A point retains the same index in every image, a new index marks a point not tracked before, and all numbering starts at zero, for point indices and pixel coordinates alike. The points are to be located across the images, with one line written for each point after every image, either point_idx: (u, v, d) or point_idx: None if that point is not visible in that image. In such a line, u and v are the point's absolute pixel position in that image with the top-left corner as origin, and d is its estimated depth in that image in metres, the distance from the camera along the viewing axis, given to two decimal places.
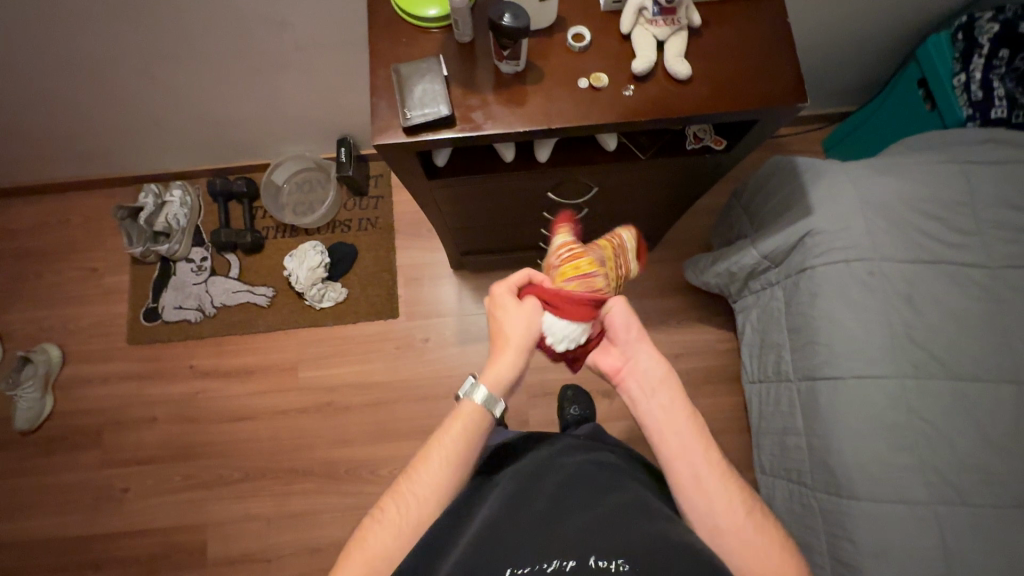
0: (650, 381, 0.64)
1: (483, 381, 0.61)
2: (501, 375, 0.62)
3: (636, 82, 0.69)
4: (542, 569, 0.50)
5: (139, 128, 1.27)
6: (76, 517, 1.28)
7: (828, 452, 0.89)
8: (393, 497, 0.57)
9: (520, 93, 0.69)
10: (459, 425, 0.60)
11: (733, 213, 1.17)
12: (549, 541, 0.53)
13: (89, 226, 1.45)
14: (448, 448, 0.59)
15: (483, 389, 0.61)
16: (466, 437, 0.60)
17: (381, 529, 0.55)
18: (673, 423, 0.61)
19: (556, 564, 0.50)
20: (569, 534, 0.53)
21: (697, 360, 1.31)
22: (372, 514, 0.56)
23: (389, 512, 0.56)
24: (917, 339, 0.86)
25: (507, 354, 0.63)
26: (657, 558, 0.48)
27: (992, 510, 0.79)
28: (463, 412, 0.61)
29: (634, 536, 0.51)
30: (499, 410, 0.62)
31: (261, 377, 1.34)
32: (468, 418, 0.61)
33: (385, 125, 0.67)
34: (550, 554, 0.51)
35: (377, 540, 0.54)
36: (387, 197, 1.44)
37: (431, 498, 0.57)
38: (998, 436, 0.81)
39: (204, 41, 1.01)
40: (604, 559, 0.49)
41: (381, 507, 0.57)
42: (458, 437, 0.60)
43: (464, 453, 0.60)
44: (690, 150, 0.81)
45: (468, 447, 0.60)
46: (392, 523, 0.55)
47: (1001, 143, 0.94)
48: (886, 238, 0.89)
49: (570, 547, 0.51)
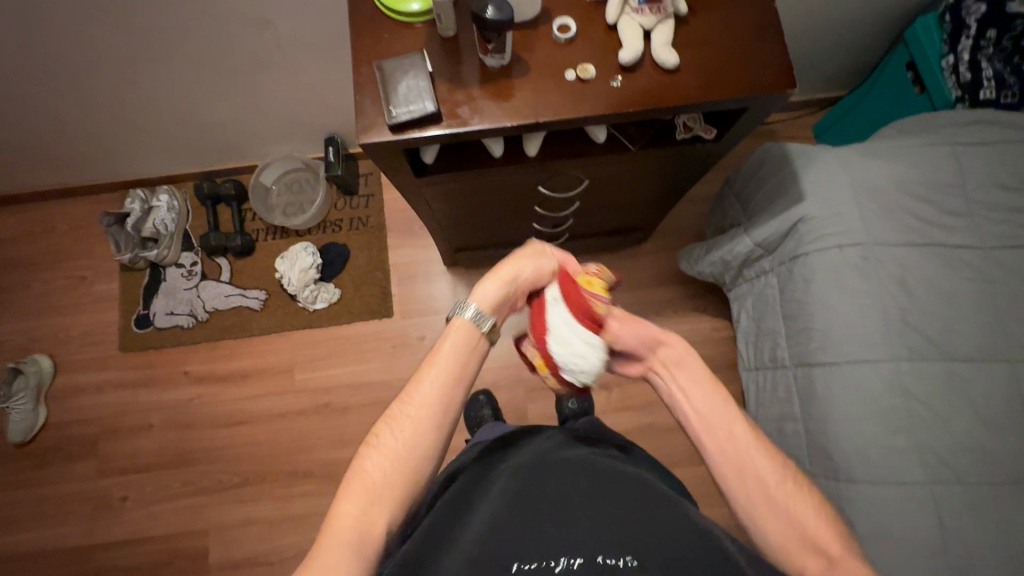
0: (672, 366, 0.64)
1: (472, 297, 0.60)
2: (489, 291, 0.61)
3: (623, 72, 0.68)
4: (548, 567, 0.51)
5: (122, 133, 1.25)
6: (76, 527, 1.27)
7: (826, 437, 0.89)
8: (388, 423, 0.55)
9: (506, 87, 0.68)
10: (451, 343, 0.58)
11: (725, 201, 1.16)
12: (554, 539, 0.53)
13: (75, 233, 1.43)
14: (443, 364, 0.57)
15: (473, 305, 0.59)
16: (459, 355, 0.58)
17: (378, 455, 0.53)
18: (700, 402, 0.61)
19: (564, 562, 0.51)
20: (574, 533, 0.54)
21: (693, 349, 1.31)
22: (367, 442, 0.54)
23: (385, 437, 0.54)
24: (912, 321, 0.86)
25: (492, 278, 0.62)
26: (665, 556, 0.49)
27: (988, 488, 0.80)
28: (455, 329, 0.59)
29: (639, 534, 0.52)
30: (488, 325, 0.60)
31: (257, 380, 1.33)
32: (461, 335, 0.58)
33: (370, 123, 0.66)
34: (556, 552, 0.52)
35: (375, 466, 0.53)
36: (377, 195, 1.43)
37: (427, 416, 0.55)
38: (994, 415, 0.82)
39: (184, 42, 1.00)
40: (612, 556, 0.50)
41: (376, 433, 0.55)
42: (452, 354, 0.58)
43: (458, 370, 0.57)
44: (681, 140, 0.79)
45: (461, 364, 0.58)
46: (388, 448, 0.53)
47: (989, 124, 0.94)
48: (878, 222, 0.89)
49: (576, 546, 0.52)
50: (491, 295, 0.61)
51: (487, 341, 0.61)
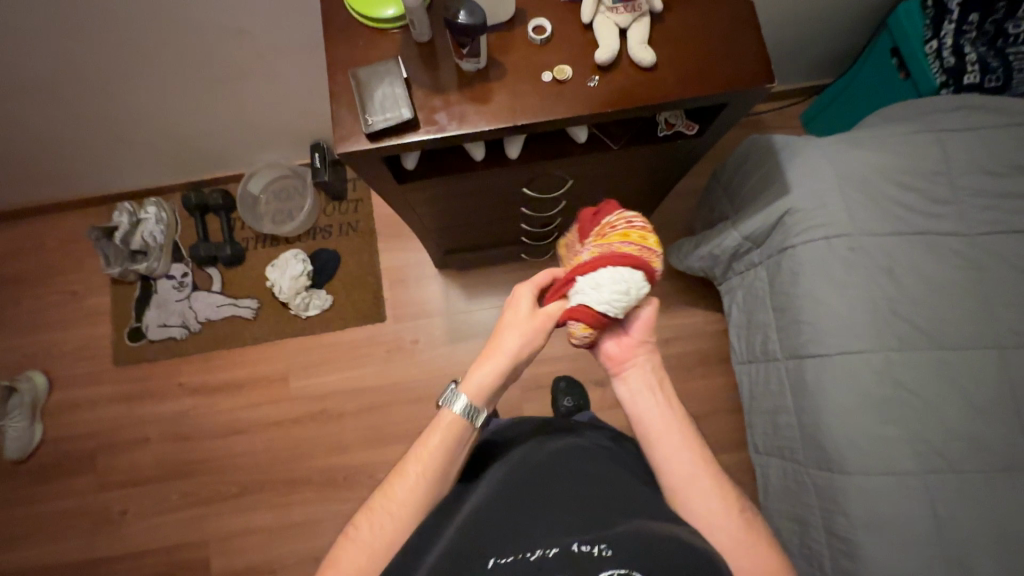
0: (647, 386, 0.63)
1: (464, 390, 0.59)
2: (483, 383, 0.60)
3: (600, 72, 0.68)
4: (525, 557, 0.48)
5: (105, 146, 1.24)
6: (76, 543, 1.27)
7: (818, 428, 0.90)
8: (366, 514, 0.55)
9: (484, 91, 0.67)
10: (438, 437, 0.58)
11: (713, 194, 1.16)
12: (534, 533, 0.51)
13: (65, 249, 1.42)
14: (426, 459, 0.58)
15: (465, 399, 0.58)
16: (445, 448, 0.58)
17: (354, 548, 0.53)
18: (668, 425, 0.60)
19: (540, 552, 0.48)
20: (553, 526, 0.51)
21: (687, 343, 1.31)
22: (345, 532, 0.54)
23: (363, 530, 0.54)
24: (901, 311, 0.86)
25: (494, 359, 0.61)
26: (643, 546, 0.46)
27: (981, 475, 0.80)
28: (445, 422, 0.59)
29: (619, 526, 0.49)
30: (481, 419, 0.60)
31: (252, 389, 1.33)
32: (449, 428, 0.59)
33: (347, 133, 0.65)
34: (534, 544, 0.50)
35: (350, 559, 0.52)
36: (366, 199, 1.42)
37: (407, 511, 0.55)
38: (985, 403, 0.82)
39: (161, 54, 0.99)
40: (588, 544, 0.47)
41: (354, 525, 0.55)
42: (436, 449, 0.58)
43: (444, 465, 0.58)
44: (663, 137, 0.80)
45: (446, 459, 0.58)
46: (366, 542, 0.53)
47: (973, 109, 0.94)
48: (864, 212, 0.88)
49: (554, 536, 0.50)
50: (484, 388, 0.60)
51: (475, 432, 0.61)
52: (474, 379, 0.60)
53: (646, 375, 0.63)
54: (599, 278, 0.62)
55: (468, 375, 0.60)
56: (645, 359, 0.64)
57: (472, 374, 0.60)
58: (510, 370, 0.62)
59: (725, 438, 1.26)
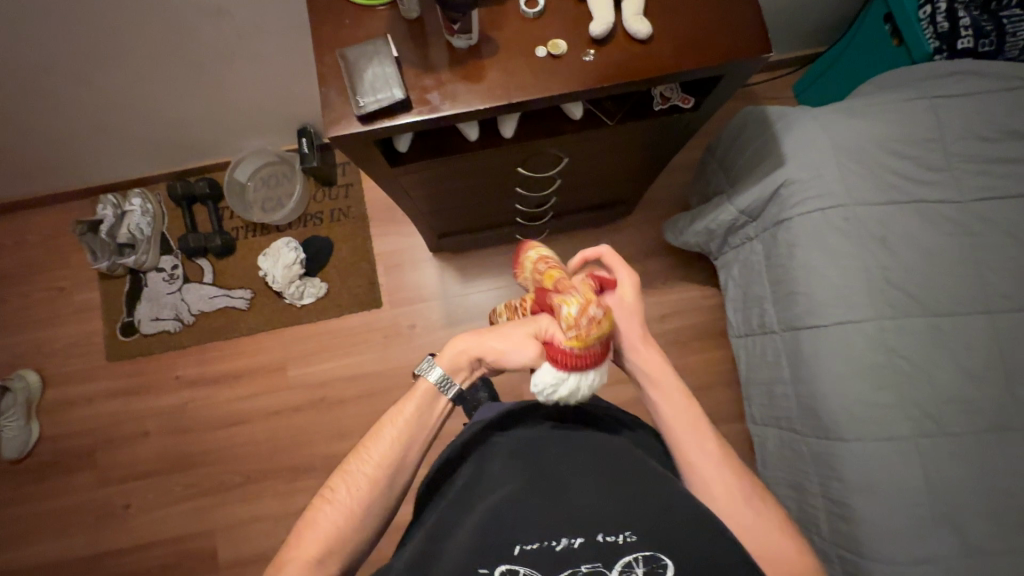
0: (652, 368, 0.65)
1: (439, 362, 0.62)
2: (458, 359, 0.63)
3: (595, 46, 0.66)
4: (551, 546, 0.53)
5: (85, 137, 1.20)
6: (81, 538, 1.28)
7: (815, 398, 0.91)
8: (343, 477, 0.58)
9: (477, 68, 0.66)
10: (412, 402, 0.61)
11: (708, 168, 1.15)
12: (554, 516, 0.55)
13: (49, 244, 1.39)
14: (400, 425, 0.60)
15: (439, 370, 0.61)
16: (416, 411, 0.61)
17: (333, 509, 0.56)
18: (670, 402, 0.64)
19: (566, 541, 0.53)
20: (573, 509, 0.55)
21: (684, 318, 1.32)
22: (323, 494, 0.57)
23: (340, 492, 0.57)
24: (896, 280, 0.86)
25: (467, 340, 0.63)
26: (668, 528, 0.52)
27: (972, 437, 0.82)
28: (419, 391, 0.62)
29: (638, 506, 0.55)
30: (453, 392, 0.62)
31: (250, 380, 1.33)
32: (423, 398, 0.61)
33: (337, 116, 0.64)
34: (558, 531, 0.54)
35: (329, 519, 0.55)
36: (356, 183, 1.40)
37: (378, 473, 0.58)
38: (976, 366, 0.83)
39: (141, 40, 0.96)
40: (613, 534, 0.53)
41: (332, 487, 0.57)
42: (411, 415, 0.61)
43: (417, 428, 0.60)
44: (658, 111, 0.78)
45: (419, 423, 0.61)
46: (342, 501, 0.56)
47: (968, 75, 0.94)
48: (859, 182, 0.88)
49: (575, 522, 0.54)
50: (456, 365, 0.63)
51: (450, 404, 0.63)
52: (449, 352, 0.63)
53: (649, 359, 0.65)
54: (570, 380, 0.59)
55: (445, 348, 0.63)
56: (643, 340, 0.65)
57: (448, 348, 0.63)
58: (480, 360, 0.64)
59: (722, 410, 1.28)
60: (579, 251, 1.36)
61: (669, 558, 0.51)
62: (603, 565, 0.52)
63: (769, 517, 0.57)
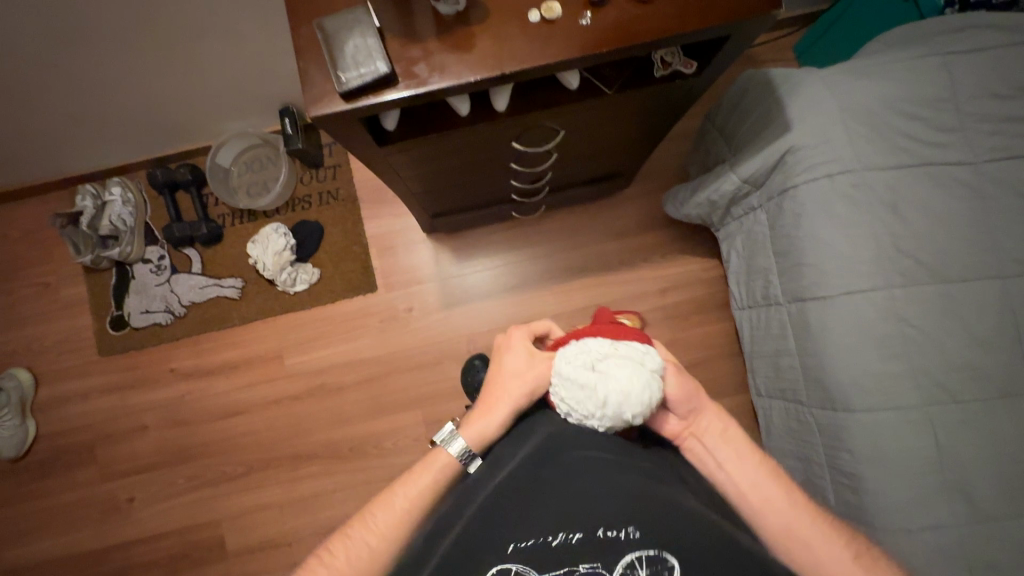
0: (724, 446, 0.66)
1: (462, 433, 0.66)
2: (485, 431, 0.66)
3: (592, 8, 0.62)
4: (548, 540, 0.58)
5: (57, 125, 1.15)
6: (87, 533, 1.27)
7: (820, 368, 0.90)
8: (343, 542, 0.61)
9: (466, 36, 0.61)
10: (429, 472, 0.65)
11: (708, 137, 1.12)
12: (555, 512, 0.60)
13: (29, 238, 1.34)
14: (412, 495, 0.64)
15: (462, 442, 0.65)
16: (431, 481, 0.65)
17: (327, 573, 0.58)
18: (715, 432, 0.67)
19: (563, 537, 0.59)
20: (577, 503, 0.60)
21: (685, 292, 1.30)
22: (320, 557, 0.60)
23: (336, 558, 0.59)
24: (906, 248, 0.84)
25: (498, 408, 0.67)
26: (669, 529, 0.57)
27: (981, 404, 0.81)
28: (438, 458, 0.66)
29: (642, 503, 0.59)
30: (474, 467, 0.65)
31: (247, 369, 1.30)
32: (442, 468, 0.65)
33: (318, 93, 0.59)
34: (557, 527, 0.59)
35: None
36: (344, 164, 1.35)
37: (380, 543, 0.61)
38: (986, 333, 0.82)
39: (103, 18, 0.89)
40: (613, 530, 0.58)
41: (329, 550, 0.60)
42: (425, 486, 0.65)
43: (428, 502, 0.64)
44: (659, 78, 0.74)
45: (430, 495, 0.64)
46: (337, 567, 0.59)
47: (982, 28, 0.89)
48: (868, 146, 0.85)
49: (576, 519, 0.59)
50: (487, 432, 0.66)
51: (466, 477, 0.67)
52: (475, 427, 0.67)
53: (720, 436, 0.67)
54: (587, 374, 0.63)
55: (472, 424, 0.67)
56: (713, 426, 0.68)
57: (474, 423, 0.67)
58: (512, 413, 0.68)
59: (725, 382, 1.27)
60: (575, 226, 1.33)
61: (673, 559, 0.56)
62: (602, 564, 0.57)
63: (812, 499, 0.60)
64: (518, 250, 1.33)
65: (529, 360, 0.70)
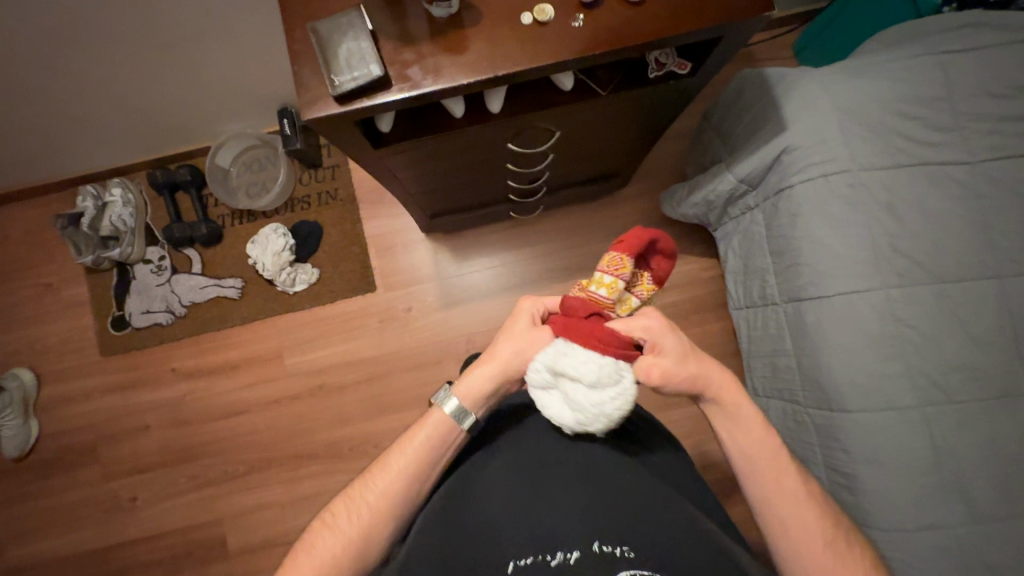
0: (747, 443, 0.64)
1: (455, 391, 0.65)
2: (475, 392, 0.65)
3: (585, 10, 0.62)
4: (544, 561, 0.55)
5: (58, 127, 1.16)
6: (90, 531, 1.28)
7: (817, 369, 0.90)
8: (345, 502, 0.62)
9: (459, 39, 0.61)
10: (423, 431, 0.64)
11: (705, 136, 1.12)
12: (550, 532, 0.57)
13: (31, 240, 1.35)
14: (408, 452, 0.64)
15: (454, 399, 0.64)
16: (427, 442, 0.64)
17: (332, 533, 0.59)
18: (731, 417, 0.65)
19: (561, 557, 0.55)
20: (573, 521, 0.58)
21: (684, 291, 1.30)
22: (325, 518, 0.61)
23: (340, 518, 0.60)
24: (902, 248, 0.84)
25: (490, 367, 0.66)
26: (665, 548, 0.55)
27: (977, 403, 0.81)
28: (433, 417, 0.65)
29: (637, 524, 0.58)
30: (468, 422, 0.65)
31: (247, 369, 1.31)
32: (437, 425, 0.64)
33: (313, 97, 0.60)
34: (554, 547, 0.56)
35: (327, 544, 0.59)
36: (343, 164, 1.36)
37: (381, 501, 0.61)
38: (984, 333, 0.82)
39: (102, 20, 0.90)
40: (609, 545, 0.56)
41: (333, 512, 0.62)
42: (420, 443, 0.64)
43: (424, 458, 0.64)
44: (653, 79, 0.74)
45: (427, 450, 0.64)
46: (341, 527, 0.60)
47: (979, 27, 0.89)
48: (864, 146, 0.85)
49: (572, 537, 0.57)
50: (476, 392, 0.65)
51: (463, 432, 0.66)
52: (466, 383, 0.65)
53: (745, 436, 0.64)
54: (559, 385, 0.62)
55: (463, 378, 0.66)
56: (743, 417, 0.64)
57: (465, 378, 0.66)
58: (504, 378, 0.66)
59: None
60: (573, 226, 1.33)
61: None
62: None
63: (800, 502, 0.61)
64: (517, 250, 1.33)
65: (528, 330, 0.66)
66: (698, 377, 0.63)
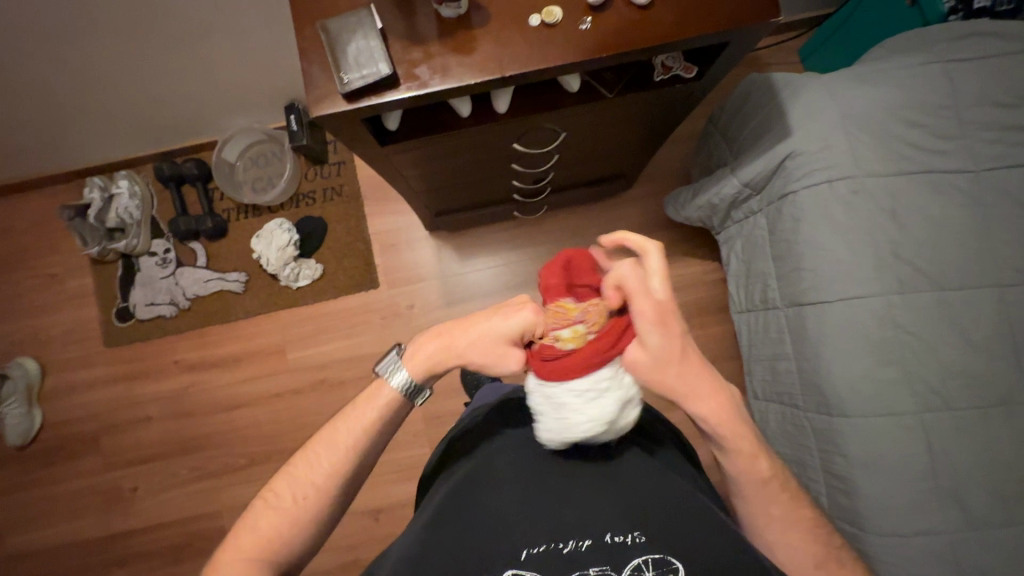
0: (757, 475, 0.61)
1: (407, 366, 0.62)
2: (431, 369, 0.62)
3: (593, 13, 0.62)
4: (558, 548, 0.56)
5: (66, 119, 1.16)
6: (90, 520, 1.29)
7: (818, 374, 0.91)
8: (288, 480, 0.60)
9: (467, 39, 0.62)
10: (371, 409, 0.63)
11: (710, 139, 1.12)
12: (562, 520, 0.58)
13: (37, 230, 1.36)
14: (354, 430, 0.62)
15: (404, 375, 0.62)
16: (374, 418, 0.62)
17: (277, 512, 0.58)
18: (736, 453, 0.60)
19: (574, 544, 0.56)
20: (582, 512, 0.59)
21: (686, 294, 1.30)
22: (267, 497, 0.60)
23: (285, 497, 0.59)
24: (904, 255, 0.84)
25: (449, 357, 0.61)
26: (677, 533, 0.56)
27: (975, 411, 0.81)
28: (382, 393, 0.63)
29: (649, 510, 0.58)
30: (422, 397, 0.63)
31: (250, 363, 1.32)
32: (387, 401, 0.63)
33: (321, 94, 0.60)
34: (567, 534, 0.57)
35: (271, 523, 0.58)
36: (348, 161, 1.36)
37: (327, 480, 0.60)
38: (984, 340, 0.82)
39: (114, 14, 0.90)
40: (620, 535, 0.56)
41: (275, 490, 0.60)
42: (366, 420, 0.62)
43: (370, 435, 0.62)
44: (659, 82, 0.75)
45: (374, 428, 0.62)
46: (286, 505, 0.59)
47: (985, 37, 0.89)
48: (868, 153, 0.85)
49: (585, 525, 0.57)
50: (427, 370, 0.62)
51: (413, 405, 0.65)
52: (422, 357, 0.62)
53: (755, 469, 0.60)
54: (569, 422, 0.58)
55: (418, 355, 0.62)
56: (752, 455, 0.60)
57: (420, 356, 0.62)
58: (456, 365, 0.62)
59: None
60: (576, 226, 1.33)
61: (679, 562, 0.54)
62: (612, 568, 0.54)
63: (794, 508, 0.62)
64: (520, 249, 1.34)
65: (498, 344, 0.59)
66: (671, 385, 0.57)
